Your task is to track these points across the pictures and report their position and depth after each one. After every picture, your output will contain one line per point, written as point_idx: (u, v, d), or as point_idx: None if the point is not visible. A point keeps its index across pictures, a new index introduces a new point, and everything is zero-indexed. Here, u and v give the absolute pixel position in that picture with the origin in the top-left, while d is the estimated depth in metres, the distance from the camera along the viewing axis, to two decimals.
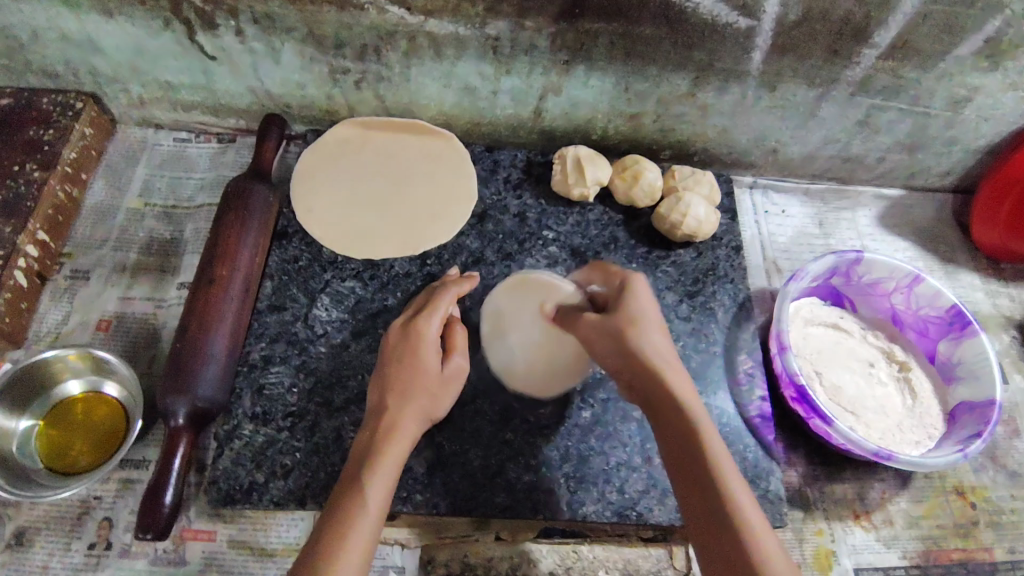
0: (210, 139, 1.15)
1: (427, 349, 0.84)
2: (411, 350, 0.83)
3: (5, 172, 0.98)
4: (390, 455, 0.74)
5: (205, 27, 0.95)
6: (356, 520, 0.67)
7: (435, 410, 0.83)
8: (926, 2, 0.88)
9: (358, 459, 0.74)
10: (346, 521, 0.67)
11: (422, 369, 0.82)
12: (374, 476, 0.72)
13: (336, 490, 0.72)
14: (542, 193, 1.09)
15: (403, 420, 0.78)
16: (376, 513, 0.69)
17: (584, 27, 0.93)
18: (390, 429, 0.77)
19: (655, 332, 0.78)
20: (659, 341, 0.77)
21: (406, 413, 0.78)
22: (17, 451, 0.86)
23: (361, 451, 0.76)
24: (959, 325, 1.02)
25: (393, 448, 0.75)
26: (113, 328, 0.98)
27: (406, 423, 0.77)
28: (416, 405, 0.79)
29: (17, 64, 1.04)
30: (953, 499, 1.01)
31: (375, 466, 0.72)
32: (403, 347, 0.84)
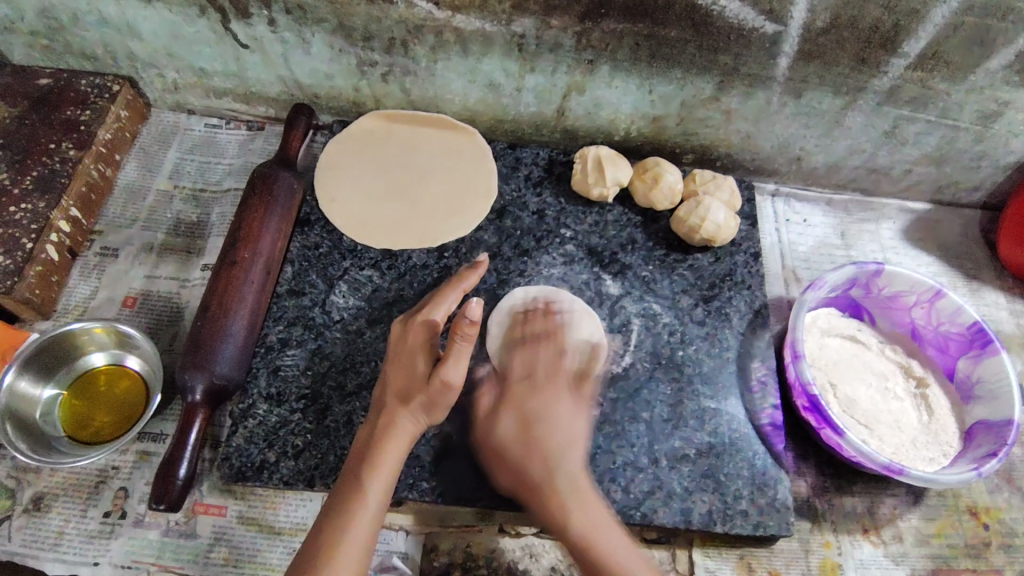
0: (239, 126, 1.18)
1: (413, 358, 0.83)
2: (405, 356, 0.84)
3: (42, 149, 1.02)
4: (389, 453, 0.77)
5: (239, 15, 0.98)
6: (353, 525, 0.71)
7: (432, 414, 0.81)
8: (957, 12, 0.87)
9: (357, 458, 0.77)
10: (344, 526, 0.71)
11: (414, 372, 0.82)
12: (372, 476, 0.75)
13: (335, 489, 0.76)
14: (562, 192, 1.09)
15: (403, 421, 0.79)
16: (373, 514, 0.73)
17: (610, 27, 0.94)
18: (387, 427, 0.79)
19: (548, 431, 0.83)
20: (557, 450, 0.82)
21: (402, 412, 0.80)
22: (40, 418, 0.89)
23: (360, 449, 0.78)
24: (980, 343, 1.01)
25: (391, 450, 0.77)
26: (138, 305, 1.01)
27: (400, 420, 0.79)
28: (415, 404, 0.81)
29: (59, 46, 1.08)
30: (966, 518, 0.99)
31: (372, 469, 0.76)
32: (398, 352, 0.85)
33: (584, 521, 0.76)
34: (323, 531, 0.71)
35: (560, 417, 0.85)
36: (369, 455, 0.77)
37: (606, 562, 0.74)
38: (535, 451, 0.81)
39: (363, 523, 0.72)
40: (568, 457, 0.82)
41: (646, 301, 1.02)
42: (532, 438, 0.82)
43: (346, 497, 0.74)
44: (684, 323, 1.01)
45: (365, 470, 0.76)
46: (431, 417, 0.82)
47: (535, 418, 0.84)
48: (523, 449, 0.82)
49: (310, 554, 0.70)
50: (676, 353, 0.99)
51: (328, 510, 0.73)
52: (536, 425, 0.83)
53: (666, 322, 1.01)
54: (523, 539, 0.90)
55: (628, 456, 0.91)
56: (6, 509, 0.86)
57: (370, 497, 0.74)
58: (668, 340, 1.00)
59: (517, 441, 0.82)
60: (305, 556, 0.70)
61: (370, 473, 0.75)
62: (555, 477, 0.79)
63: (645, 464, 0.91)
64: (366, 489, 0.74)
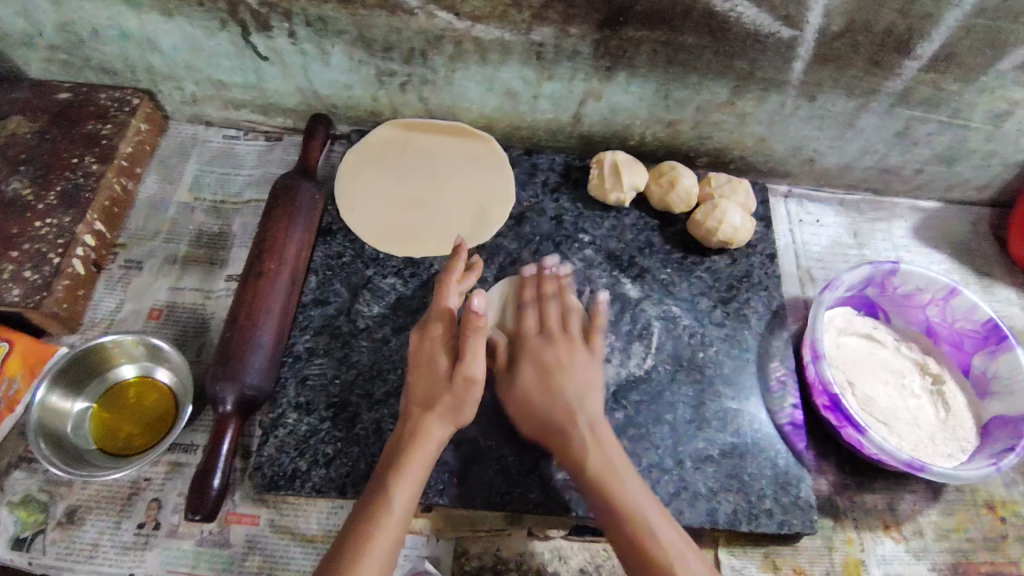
0: (258, 136, 1.19)
1: (430, 368, 0.84)
2: (423, 364, 0.85)
3: (65, 164, 1.03)
4: (418, 458, 0.78)
5: (260, 28, 0.98)
6: (379, 528, 0.72)
7: (458, 416, 0.82)
8: (970, 16, 0.89)
9: (386, 462, 0.79)
10: (373, 526, 0.72)
11: (437, 375, 0.83)
12: (398, 482, 0.76)
13: (365, 492, 0.76)
14: (579, 197, 1.11)
15: (434, 421, 0.81)
16: (399, 518, 0.74)
17: (628, 35, 0.95)
18: (416, 435, 0.79)
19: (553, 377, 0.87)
20: (573, 398, 0.86)
21: (429, 419, 0.81)
22: (71, 432, 0.89)
23: (389, 454, 0.79)
24: (995, 339, 1.02)
25: (420, 453, 0.79)
26: (164, 317, 1.02)
27: (430, 426, 0.80)
28: (443, 407, 0.81)
29: (77, 60, 1.09)
30: (984, 512, 1.01)
31: (402, 472, 0.77)
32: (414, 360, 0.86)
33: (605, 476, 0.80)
34: (350, 534, 0.72)
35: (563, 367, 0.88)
36: (399, 459, 0.78)
37: (621, 510, 0.77)
38: (561, 411, 0.85)
39: (391, 526, 0.73)
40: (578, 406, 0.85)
41: (666, 303, 1.03)
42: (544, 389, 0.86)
43: (373, 500, 0.74)
44: (704, 325, 1.03)
45: (393, 471, 0.77)
46: (459, 419, 0.83)
47: (535, 379, 0.87)
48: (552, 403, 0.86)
49: (333, 558, 0.70)
50: (696, 356, 1.00)
51: (357, 514, 0.74)
52: (541, 386, 0.87)
53: (685, 325, 1.02)
54: (552, 542, 0.91)
55: (654, 458, 0.92)
56: (41, 522, 0.87)
57: (398, 498, 0.75)
58: (688, 342, 1.01)
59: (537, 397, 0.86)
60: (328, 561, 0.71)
61: (399, 473, 0.76)
62: (560, 423, 0.84)
63: (670, 466, 0.91)
64: (393, 492, 0.75)
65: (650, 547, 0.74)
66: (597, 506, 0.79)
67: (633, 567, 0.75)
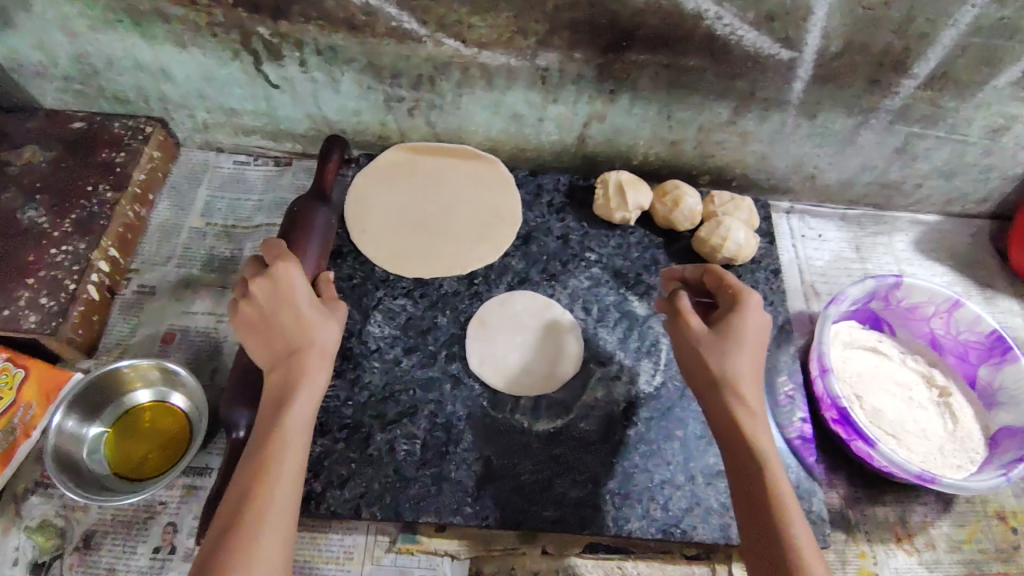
0: (268, 162, 1.21)
1: (299, 290, 0.79)
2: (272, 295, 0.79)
3: (80, 192, 1.05)
4: (302, 407, 0.75)
5: (271, 57, 1.01)
6: (274, 474, 0.70)
7: (325, 348, 0.80)
8: (964, 35, 0.91)
9: (269, 402, 0.76)
10: (269, 476, 0.69)
11: (298, 314, 0.79)
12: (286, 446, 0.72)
13: (255, 433, 0.74)
14: (585, 216, 1.13)
15: (320, 337, 0.80)
16: (293, 465, 0.72)
17: (631, 59, 0.97)
18: (298, 384, 0.76)
19: (748, 354, 0.77)
20: (753, 374, 0.77)
21: (307, 365, 0.77)
22: (86, 456, 0.90)
23: (272, 394, 0.76)
24: (1000, 350, 1.03)
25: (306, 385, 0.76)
26: (178, 340, 1.03)
27: (308, 368, 0.77)
28: (315, 354, 0.78)
29: (91, 90, 1.11)
30: (995, 523, 1.01)
31: (291, 408, 0.75)
32: (263, 295, 0.79)
33: (769, 459, 0.72)
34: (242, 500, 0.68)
35: (761, 342, 0.79)
36: (285, 401, 0.75)
37: (773, 501, 0.69)
38: (742, 381, 0.76)
39: (287, 465, 0.71)
40: (758, 384, 0.77)
41: None
42: (732, 358, 0.76)
43: (259, 461, 0.70)
44: None
45: (278, 409, 0.75)
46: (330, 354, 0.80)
47: (738, 339, 0.77)
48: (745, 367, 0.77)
49: (228, 513, 0.67)
50: None
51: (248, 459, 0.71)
52: (742, 350, 0.77)
53: None
54: (566, 561, 0.91)
55: (665, 474, 0.91)
56: (57, 548, 0.88)
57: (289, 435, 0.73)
58: None
59: (738, 356, 0.76)
60: (222, 515, 0.67)
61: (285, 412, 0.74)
62: (741, 391, 0.75)
63: (682, 482, 0.91)
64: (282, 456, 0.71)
65: (792, 548, 0.66)
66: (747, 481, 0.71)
67: (762, 558, 0.67)
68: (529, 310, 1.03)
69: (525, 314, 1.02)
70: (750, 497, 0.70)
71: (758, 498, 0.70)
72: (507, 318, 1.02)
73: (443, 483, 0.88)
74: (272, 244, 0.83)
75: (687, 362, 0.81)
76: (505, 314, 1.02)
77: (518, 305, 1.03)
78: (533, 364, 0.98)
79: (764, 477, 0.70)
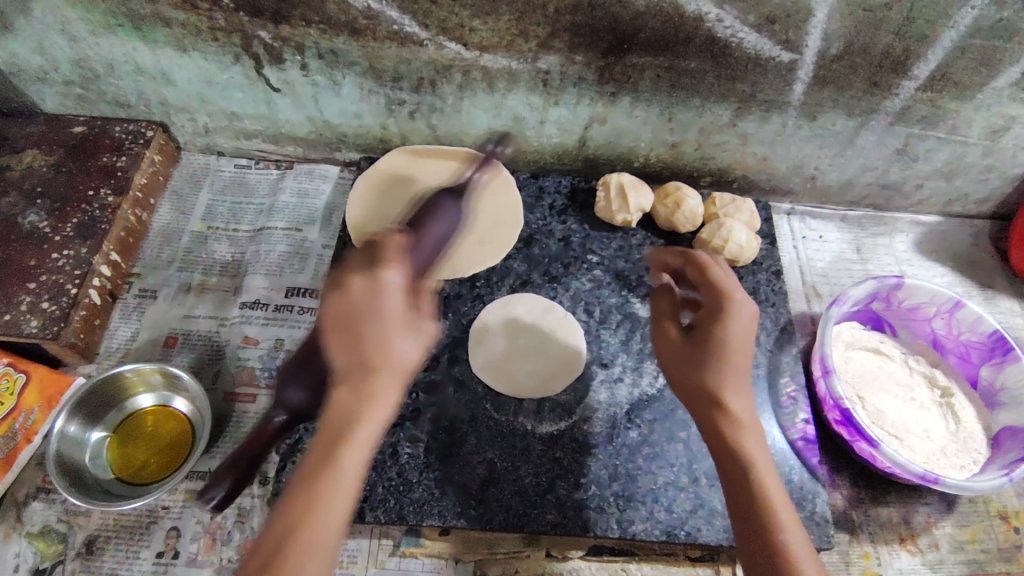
0: (269, 165, 1.21)
1: (393, 299, 0.69)
2: (364, 299, 0.69)
3: (81, 197, 1.05)
4: (363, 436, 0.63)
5: (273, 61, 1.01)
6: (324, 508, 0.60)
7: (405, 372, 0.67)
8: (964, 37, 0.91)
9: (332, 423, 0.64)
10: (311, 516, 0.60)
11: (385, 324, 0.68)
12: (337, 479, 0.61)
13: (310, 457, 0.63)
14: (586, 218, 1.13)
15: (399, 357, 0.67)
16: (340, 504, 0.61)
17: (632, 61, 0.97)
18: (365, 407, 0.64)
19: (735, 359, 0.73)
20: (741, 379, 0.73)
21: (381, 387, 0.65)
22: (89, 461, 0.90)
23: (336, 415, 0.64)
24: (1001, 350, 1.03)
25: (372, 411, 0.64)
26: (179, 344, 1.03)
27: (380, 391, 0.65)
28: (389, 374, 0.66)
29: (92, 94, 1.11)
30: (998, 523, 1.01)
31: (353, 437, 0.63)
32: (361, 293, 0.69)
33: (758, 470, 0.68)
34: (275, 539, 0.58)
35: (749, 343, 0.74)
36: (349, 427, 0.63)
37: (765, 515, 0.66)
38: (728, 389, 0.72)
39: (339, 500, 0.61)
40: (747, 389, 0.73)
41: None
42: (717, 367, 0.73)
43: (307, 494, 0.60)
44: None
45: (340, 433, 0.63)
46: (408, 379, 0.68)
47: (722, 345, 0.73)
48: (734, 378, 0.72)
49: (265, 552, 0.58)
50: None
51: (298, 485, 0.62)
52: (728, 355, 0.73)
53: None
54: (570, 564, 0.91)
55: (669, 476, 0.91)
56: (60, 553, 0.87)
57: (349, 469, 0.62)
58: None
59: (718, 369, 0.72)
60: (260, 553, 0.58)
61: (347, 440, 0.63)
62: (726, 401, 0.71)
63: (685, 483, 0.91)
64: (328, 492, 0.61)
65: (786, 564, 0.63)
66: (737, 494, 0.68)
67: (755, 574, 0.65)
68: (532, 313, 1.02)
69: (528, 318, 1.02)
70: (740, 512, 0.68)
71: (749, 512, 0.67)
72: (508, 323, 1.01)
73: (446, 486, 0.88)
74: (392, 244, 0.75)
75: (673, 372, 0.78)
76: (507, 321, 1.01)
77: (520, 309, 1.02)
78: (538, 366, 0.97)
79: (756, 489, 0.67)
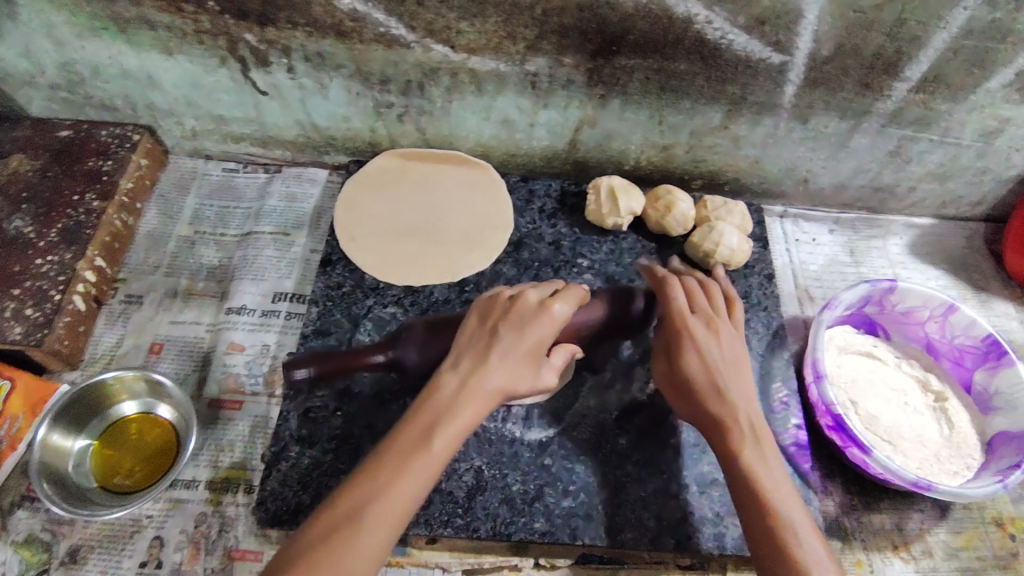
0: (257, 169, 1.20)
1: (542, 327, 0.76)
2: (526, 316, 0.76)
3: (66, 202, 1.04)
4: (463, 426, 0.69)
5: (259, 64, 1.00)
6: (405, 482, 0.65)
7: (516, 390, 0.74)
8: (956, 38, 0.91)
9: (430, 407, 0.70)
10: (391, 480, 0.65)
11: (525, 344, 0.74)
12: (426, 455, 0.66)
13: (407, 421, 0.70)
14: (577, 222, 1.12)
15: (513, 378, 0.73)
16: (422, 480, 0.66)
17: (621, 63, 0.96)
18: (471, 402, 0.70)
19: (715, 374, 0.80)
20: (725, 390, 0.79)
21: (490, 388, 0.71)
22: (72, 469, 0.89)
23: (440, 401, 0.70)
24: (995, 355, 1.02)
25: (469, 411, 0.70)
26: (165, 350, 1.02)
27: (484, 390, 0.71)
28: (502, 383, 0.72)
29: (77, 98, 1.10)
30: (992, 530, 1.00)
31: (445, 429, 0.68)
32: (526, 313, 0.77)
33: (754, 472, 0.75)
34: (357, 494, 0.64)
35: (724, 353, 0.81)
36: (449, 416, 0.69)
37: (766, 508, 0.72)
38: (713, 401, 0.78)
39: (414, 483, 0.65)
40: (736, 398, 0.79)
41: None
42: (701, 389, 0.79)
43: (396, 458, 0.66)
44: None
45: (437, 423, 0.69)
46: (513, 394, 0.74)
47: (695, 368, 0.80)
48: (718, 404, 0.78)
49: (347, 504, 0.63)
50: None
51: (385, 448, 0.67)
52: (704, 375, 0.80)
53: None
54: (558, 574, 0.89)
55: (659, 483, 0.90)
56: (43, 562, 0.86)
57: (436, 458, 0.67)
58: None
59: (704, 393, 0.79)
60: (342, 502, 0.64)
61: (438, 431, 0.68)
62: (715, 414, 0.78)
63: (675, 491, 0.90)
64: (415, 463, 0.66)
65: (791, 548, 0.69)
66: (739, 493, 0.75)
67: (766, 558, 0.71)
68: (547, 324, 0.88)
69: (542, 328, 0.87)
70: (745, 508, 0.74)
71: (751, 507, 0.73)
72: None
73: (433, 494, 0.87)
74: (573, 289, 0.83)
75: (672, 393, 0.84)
76: None
77: None
78: None
79: (754, 487, 0.74)
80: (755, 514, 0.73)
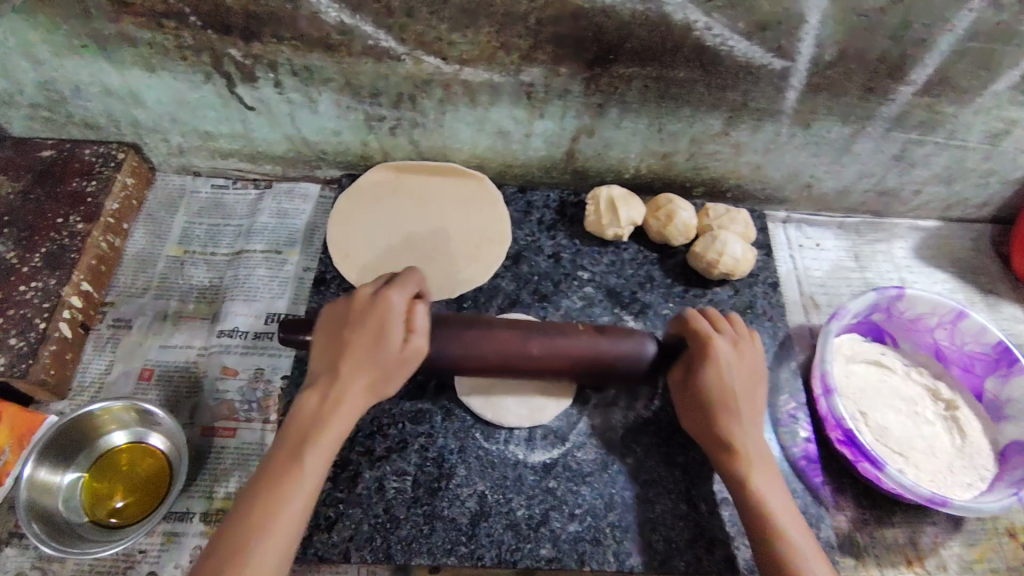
0: (247, 185, 1.17)
1: (394, 319, 0.72)
2: (362, 312, 0.73)
3: (50, 225, 1.01)
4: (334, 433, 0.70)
5: (245, 79, 0.97)
6: (285, 500, 0.66)
7: (383, 388, 0.74)
8: (961, 40, 0.88)
9: (296, 427, 0.70)
10: (270, 504, 0.66)
11: (378, 344, 0.72)
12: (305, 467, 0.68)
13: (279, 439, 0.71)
14: (576, 233, 1.09)
15: (375, 378, 0.72)
16: (306, 489, 0.68)
17: (619, 72, 0.94)
18: (337, 406, 0.71)
19: (733, 396, 0.78)
20: (739, 412, 0.78)
21: (353, 393, 0.71)
22: (62, 506, 0.86)
23: (304, 417, 0.70)
24: (1006, 362, 1.00)
25: (339, 418, 0.71)
26: (155, 376, 0.99)
27: (348, 397, 0.71)
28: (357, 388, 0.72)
29: (59, 116, 1.07)
30: (1006, 541, 0.98)
31: (317, 441, 0.69)
32: (360, 306, 0.74)
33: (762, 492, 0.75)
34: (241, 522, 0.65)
35: (744, 375, 0.80)
36: (316, 429, 0.70)
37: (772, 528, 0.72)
38: (726, 422, 0.78)
39: (297, 495, 0.67)
40: (749, 419, 0.78)
41: None
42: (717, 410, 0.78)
43: (272, 479, 0.67)
44: None
45: (309, 435, 0.70)
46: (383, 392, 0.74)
47: (712, 390, 0.78)
48: (730, 425, 0.77)
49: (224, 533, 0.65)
50: None
51: (262, 474, 0.68)
52: (721, 397, 0.78)
53: None
54: None
55: (667, 504, 0.88)
56: None
57: (310, 473, 0.68)
58: None
59: (718, 413, 0.78)
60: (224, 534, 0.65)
61: (308, 447, 0.69)
62: (727, 435, 0.77)
63: (684, 511, 0.88)
64: (293, 479, 0.67)
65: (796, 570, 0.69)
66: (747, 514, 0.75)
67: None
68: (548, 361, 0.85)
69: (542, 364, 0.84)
70: (751, 529, 0.74)
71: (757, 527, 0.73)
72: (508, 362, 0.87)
73: (435, 521, 0.85)
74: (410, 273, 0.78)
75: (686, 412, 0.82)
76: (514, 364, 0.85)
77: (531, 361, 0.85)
78: None
79: (763, 508, 0.74)
80: (760, 536, 0.73)
